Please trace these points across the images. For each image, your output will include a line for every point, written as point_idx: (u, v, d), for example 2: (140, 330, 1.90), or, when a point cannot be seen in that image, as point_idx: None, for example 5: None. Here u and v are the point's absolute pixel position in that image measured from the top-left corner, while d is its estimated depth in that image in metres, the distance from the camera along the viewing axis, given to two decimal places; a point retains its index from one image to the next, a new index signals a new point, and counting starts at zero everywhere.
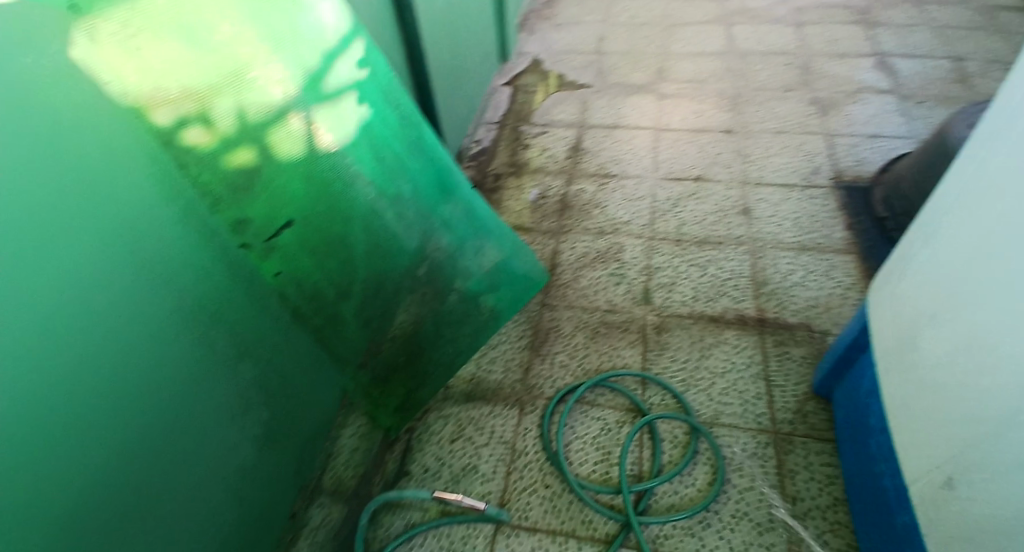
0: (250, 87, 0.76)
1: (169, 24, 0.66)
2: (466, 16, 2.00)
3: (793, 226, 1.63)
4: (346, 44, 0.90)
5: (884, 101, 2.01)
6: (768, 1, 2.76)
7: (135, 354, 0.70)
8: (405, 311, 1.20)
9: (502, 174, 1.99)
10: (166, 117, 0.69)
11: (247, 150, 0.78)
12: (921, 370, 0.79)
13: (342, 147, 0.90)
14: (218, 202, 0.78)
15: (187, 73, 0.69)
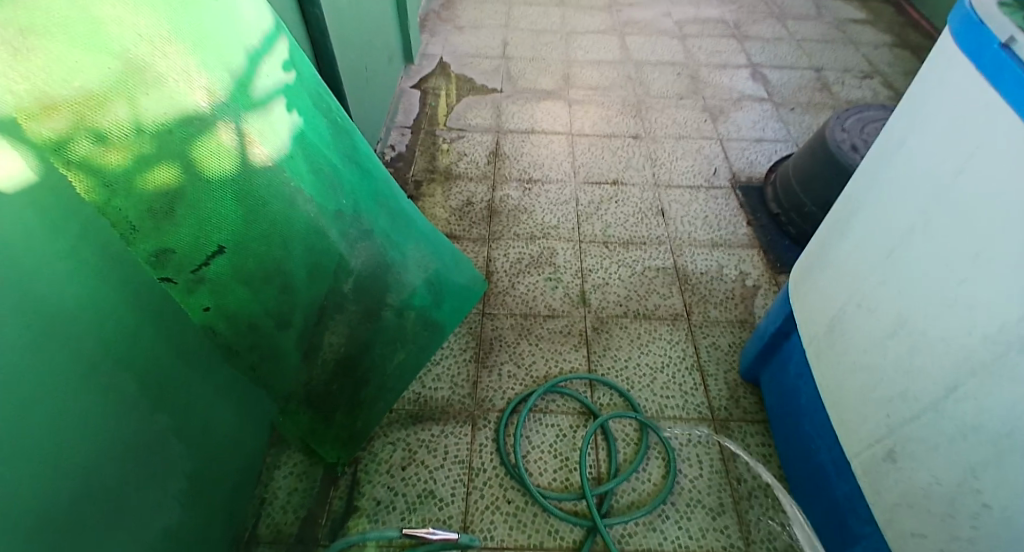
0: (167, 95, 0.62)
1: (70, 20, 0.52)
2: (369, 15, 1.88)
3: (704, 224, 1.78)
4: (272, 41, 0.77)
5: (762, 109, 2.27)
6: (654, 14, 2.98)
7: (21, 420, 0.57)
8: (333, 336, 1.02)
9: (422, 181, 1.90)
10: (68, 133, 0.55)
11: (167, 168, 0.65)
12: (854, 354, 0.90)
13: (277, 160, 0.77)
14: (133, 230, 0.66)
15: (93, 79, 0.55)
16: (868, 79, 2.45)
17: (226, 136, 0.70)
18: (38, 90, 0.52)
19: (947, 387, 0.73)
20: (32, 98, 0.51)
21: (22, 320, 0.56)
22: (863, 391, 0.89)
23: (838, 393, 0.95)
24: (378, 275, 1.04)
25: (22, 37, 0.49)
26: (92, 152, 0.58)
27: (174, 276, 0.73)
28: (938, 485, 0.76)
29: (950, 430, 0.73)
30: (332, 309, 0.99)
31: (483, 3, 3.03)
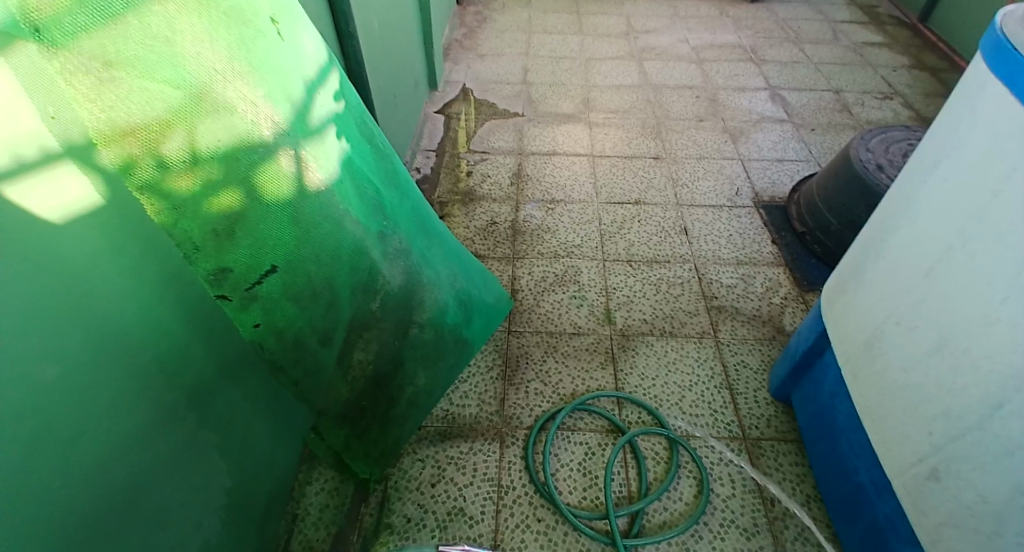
0: (233, 125, 0.65)
1: (148, 51, 0.56)
2: (396, 46, 1.96)
3: (728, 242, 1.78)
4: (325, 74, 0.81)
5: (783, 130, 2.28)
6: (670, 41, 3.05)
7: (77, 426, 0.59)
8: (364, 350, 1.01)
9: (447, 202, 1.94)
10: (139, 155, 0.59)
11: (230, 193, 0.67)
12: (896, 373, 0.88)
13: (330, 185, 0.79)
14: (196, 251, 0.67)
15: (167, 107, 0.59)
16: (888, 99, 2.46)
17: (285, 161, 0.72)
18: (116, 116, 0.56)
19: (991, 405, 0.72)
20: (108, 124, 0.56)
21: (85, 325, 0.60)
22: (905, 411, 0.87)
23: (879, 411, 0.93)
24: (415, 294, 1.06)
25: (105, 67, 0.53)
26: (163, 174, 0.61)
27: (230, 294, 0.72)
28: (987, 504, 0.74)
29: (996, 449, 0.72)
30: (371, 328, 1.00)
31: (503, 32, 3.13)
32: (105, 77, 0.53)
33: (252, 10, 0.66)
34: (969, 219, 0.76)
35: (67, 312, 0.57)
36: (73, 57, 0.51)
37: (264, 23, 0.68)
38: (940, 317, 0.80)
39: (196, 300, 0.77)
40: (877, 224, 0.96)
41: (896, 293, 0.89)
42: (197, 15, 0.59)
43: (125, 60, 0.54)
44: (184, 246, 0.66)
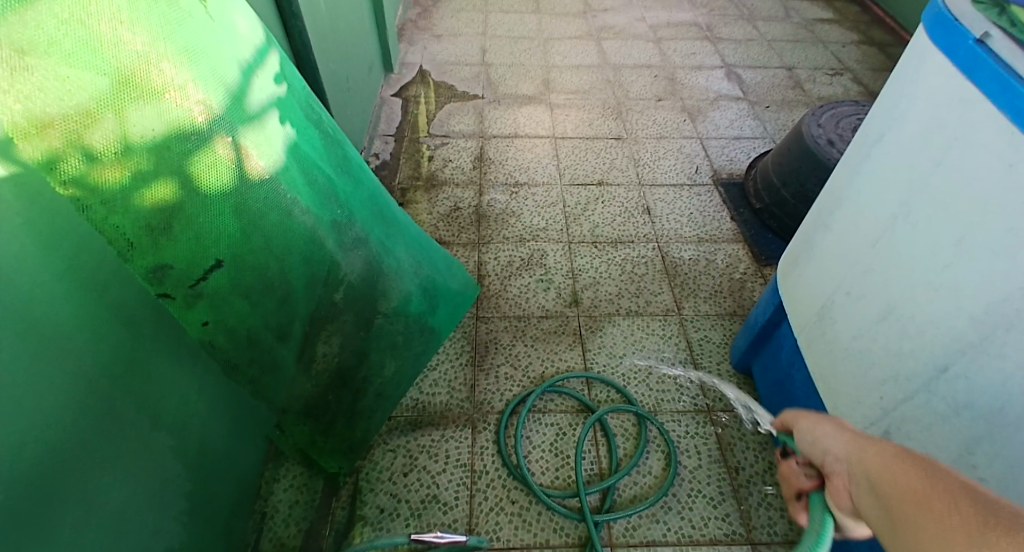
0: (162, 111, 0.61)
1: (64, 36, 0.51)
2: (347, 26, 1.88)
3: (689, 221, 1.81)
4: (264, 55, 0.76)
5: (739, 108, 2.32)
6: (627, 19, 3.04)
7: (16, 443, 0.55)
8: (327, 343, 0.99)
9: (409, 189, 1.90)
10: (61, 149, 0.54)
11: (165, 185, 0.63)
12: (845, 340, 0.92)
13: (275, 174, 0.76)
14: (130, 248, 0.64)
15: (90, 95, 0.55)
16: (838, 75, 2.54)
17: (223, 149, 0.68)
18: (33, 108, 0.51)
19: (938, 366, 0.76)
20: (26, 117, 0.51)
21: (18, 336, 0.55)
22: (854, 374, 0.91)
23: (831, 377, 0.97)
24: (377, 282, 1.03)
25: (19, 55, 0.49)
26: (91, 168, 0.57)
27: (173, 293, 0.69)
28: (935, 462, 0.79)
29: (944, 406, 0.76)
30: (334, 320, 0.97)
31: (459, 12, 3.05)
32: (20, 67, 0.49)
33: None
34: (908, 189, 0.79)
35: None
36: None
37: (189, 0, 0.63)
38: (886, 285, 0.84)
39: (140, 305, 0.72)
40: (826, 197, 0.99)
41: (842, 263, 0.92)
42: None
43: (39, 47, 0.50)
44: (116, 243, 0.62)
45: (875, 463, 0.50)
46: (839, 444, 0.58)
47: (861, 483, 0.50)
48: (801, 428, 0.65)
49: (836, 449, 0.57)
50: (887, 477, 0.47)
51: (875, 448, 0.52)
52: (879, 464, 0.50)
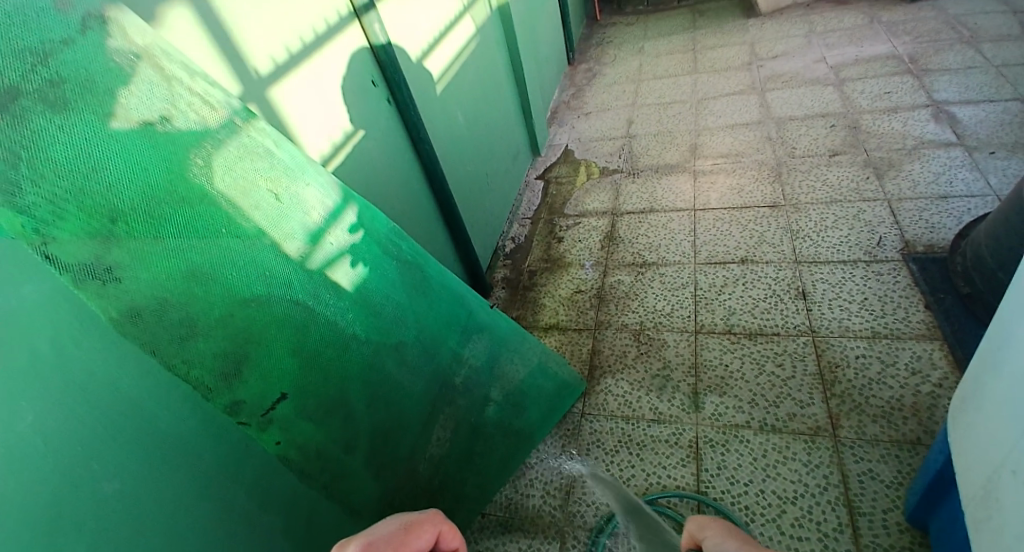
0: (225, 285, 0.74)
1: (147, 247, 0.67)
2: (488, 127, 2.08)
3: (861, 308, 1.46)
4: (337, 214, 0.89)
5: (950, 156, 1.83)
6: (802, 63, 2.70)
7: (129, 536, 0.67)
8: (442, 429, 1.12)
9: (537, 271, 1.95)
10: (146, 329, 0.67)
11: (229, 341, 0.75)
12: (1007, 535, 0.63)
13: (330, 316, 0.87)
14: (209, 392, 0.73)
15: (164, 287, 0.69)
16: None
17: (280, 305, 0.81)
18: (121, 302, 0.64)
19: None
20: (117, 307, 0.64)
21: (143, 455, 0.69)
22: None
23: None
24: (450, 383, 1.11)
25: (108, 270, 0.63)
26: (174, 339, 0.69)
27: (249, 421, 0.78)
28: None
29: None
30: (442, 413, 1.11)
31: (612, 86, 3.12)
32: (109, 278, 0.63)
33: (247, 190, 0.78)
34: None
35: (124, 440, 0.66)
36: (76, 268, 0.61)
37: (258, 196, 0.79)
38: None
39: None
40: (1003, 330, 0.72)
41: (1006, 423, 0.66)
42: (188, 209, 0.71)
43: (124, 261, 0.65)
44: (199, 388, 0.72)
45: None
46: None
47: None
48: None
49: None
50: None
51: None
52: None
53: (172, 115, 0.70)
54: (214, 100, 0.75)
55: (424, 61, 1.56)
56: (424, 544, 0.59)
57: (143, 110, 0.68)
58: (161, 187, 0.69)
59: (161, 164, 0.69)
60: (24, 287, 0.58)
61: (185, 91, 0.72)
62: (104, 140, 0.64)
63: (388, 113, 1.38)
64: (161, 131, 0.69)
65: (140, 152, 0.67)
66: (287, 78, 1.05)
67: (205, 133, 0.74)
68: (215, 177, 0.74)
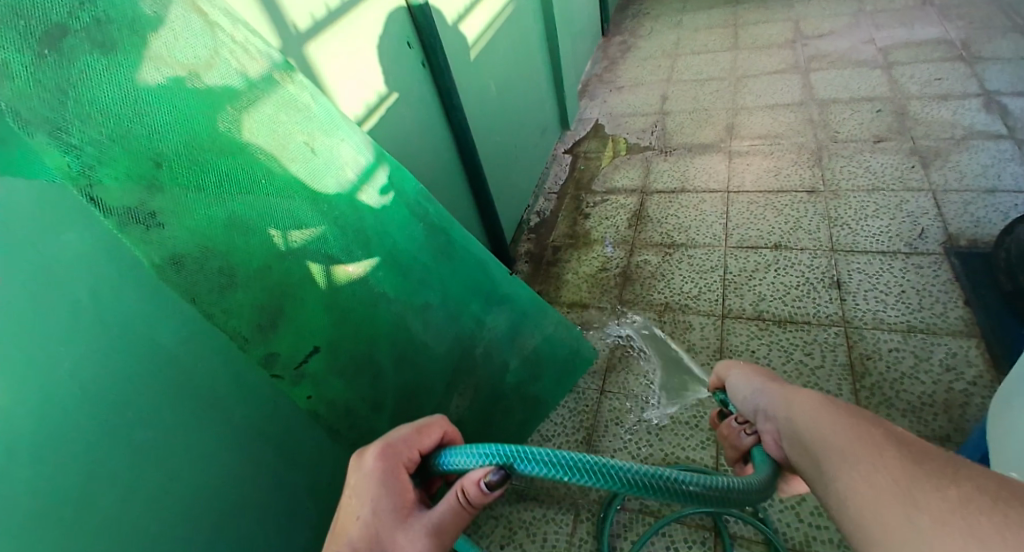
0: (263, 237, 0.74)
1: (187, 195, 0.67)
2: (520, 98, 2.03)
3: (897, 301, 1.41)
4: (370, 173, 0.88)
5: (1003, 147, 1.74)
6: (850, 43, 2.57)
7: (155, 483, 0.68)
8: (461, 397, 1.10)
9: (561, 247, 1.93)
10: (186, 278, 0.67)
11: (267, 294, 0.75)
12: None
13: (362, 276, 0.87)
14: (246, 341, 0.73)
15: (204, 234, 0.69)
16: None
17: (315, 261, 0.81)
18: (163, 247, 0.64)
19: None
20: (158, 253, 0.64)
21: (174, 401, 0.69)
22: None
23: None
24: (477, 351, 1.10)
25: (151, 214, 0.64)
26: (213, 288, 0.69)
27: (282, 375, 0.78)
28: None
29: None
30: (466, 382, 1.10)
31: (646, 60, 3.01)
32: (152, 223, 0.64)
33: (285, 143, 0.77)
34: None
35: (156, 382, 0.66)
36: (119, 213, 0.61)
37: (294, 149, 0.78)
38: None
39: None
40: None
41: None
42: (228, 159, 0.71)
43: (167, 207, 0.65)
44: (236, 338, 0.72)
45: (796, 405, 0.61)
46: (768, 401, 0.67)
47: (785, 429, 0.61)
48: (734, 387, 0.76)
49: (765, 406, 0.67)
50: (814, 419, 0.57)
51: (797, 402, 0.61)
52: (801, 412, 0.60)
53: (213, 62, 0.69)
54: (254, 49, 0.74)
55: (460, 23, 1.52)
56: (433, 441, 0.72)
57: (185, 55, 0.67)
58: (202, 136, 0.69)
59: (200, 112, 0.68)
60: (64, 233, 0.57)
61: (227, 38, 0.71)
62: (146, 85, 0.64)
63: (423, 77, 1.35)
64: (202, 78, 0.68)
65: (182, 100, 0.67)
66: (325, 35, 1.02)
67: (244, 83, 0.73)
68: (254, 129, 0.74)
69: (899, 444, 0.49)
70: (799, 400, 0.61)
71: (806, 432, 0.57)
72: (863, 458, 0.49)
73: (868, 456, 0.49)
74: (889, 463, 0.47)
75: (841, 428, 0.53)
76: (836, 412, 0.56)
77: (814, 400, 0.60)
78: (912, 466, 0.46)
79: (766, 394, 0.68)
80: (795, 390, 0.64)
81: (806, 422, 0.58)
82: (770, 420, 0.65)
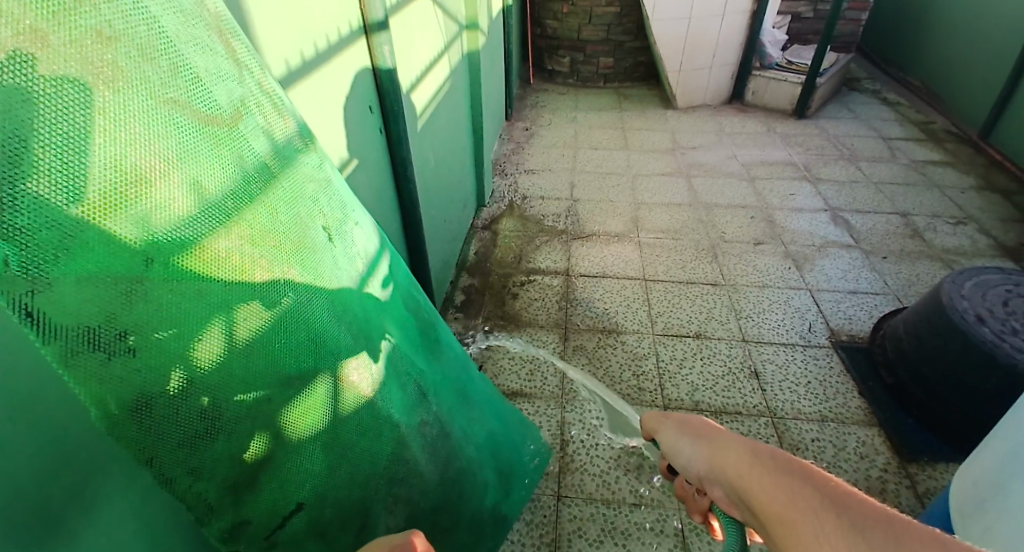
0: (266, 354, 0.53)
1: (178, 301, 0.45)
2: (450, 172, 1.95)
3: (807, 391, 1.58)
4: (375, 262, 0.74)
5: (852, 257, 2.15)
6: (718, 157, 3.03)
7: None
8: (409, 511, 0.79)
9: (492, 328, 1.83)
10: (144, 427, 0.43)
11: (259, 439, 0.53)
12: None
13: (371, 392, 0.68)
14: (211, 512, 0.51)
15: (186, 366, 0.46)
16: (961, 225, 2.33)
17: (324, 382, 0.61)
18: (128, 389, 0.42)
19: None
20: (120, 398, 0.41)
21: None
22: None
23: None
24: (416, 450, 0.78)
25: (121, 337, 0.41)
26: (186, 440, 0.46)
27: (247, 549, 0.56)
28: None
29: None
30: (445, 528, 0.88)
31: (550, 148, 3.20)
32: (120, 350, 0.41)
33: (304, 224, 0.59)
34: None
35: None
36: (71, 335, 0.38)
37: (314, 234, 0.61)
38: None
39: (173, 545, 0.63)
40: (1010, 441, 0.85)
41: None
42: (242, 250, 0.51)
43: (145, 324, 0.42)
44: (197, 510, 0.49)
45: (732, 466, 0.54)
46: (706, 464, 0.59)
47: (733, 493, 0.54)
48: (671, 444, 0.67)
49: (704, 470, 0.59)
50: (748, 482, 0.50)
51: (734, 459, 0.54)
52: (741, 470, 0.52)
53: (241, 117, 0.52)
54: (280, 105, 0.59)
55: (411, 92, 1.42)
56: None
57: (207, 101, 0.49)
58: (222, 211, 0.49)
59: (218, 182, 0.49)
60: None
61: (255, 87, 0.55)
62: (83, 122, 0.38)
63: (378, 142, 1.20)
64: (225, 132, 0.50)
65: (202, 159, 0.47)
66: (298, 87, 0.85)
67: (271, 147, 0.56)
68: (273, 204, 0.55)
69: (836, 505, 0.41)
70: (732, 457, 0.55)
71: (751, 494, 0.50)
72: (802, 533, 0.41)
73: (806, 527, 0.41)
74: (830, 537, 0.39)
75: (781, 493, 0.46)
76: (765, 473, 0.49)
77: (744, 457, 0.53)
78: (854, 536, 0.38)
79: (702, 459, 0.60)
80: (723, 444, 0.58)
81: (746, 483, 0.50)
82: (714, 483, 0.58)
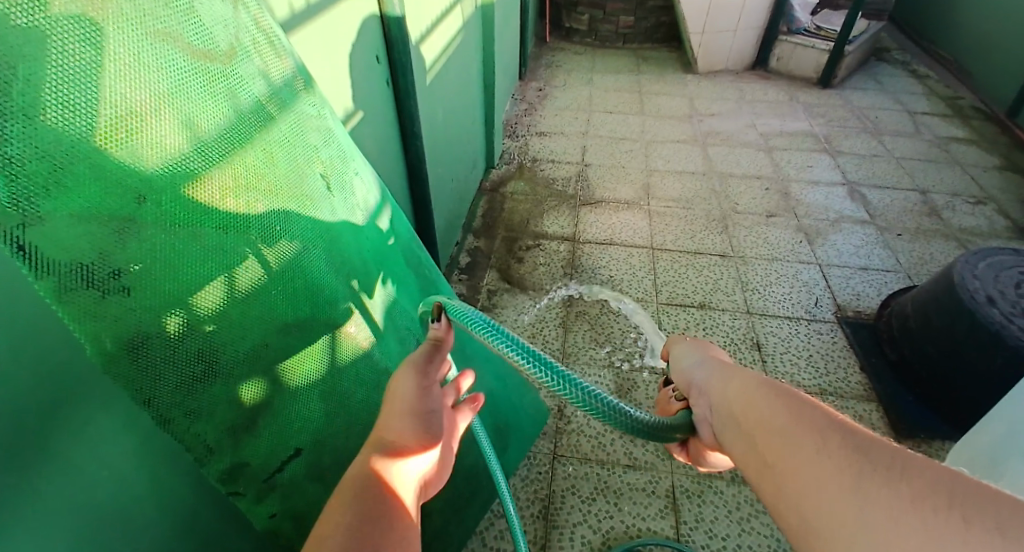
0: (262, 299, 0.54)
1: (172, 243, 0.45)
2: (459, 131, 1.91)
3: (807, 365, 1.58)
4: (376, 215, 0.74)
5: (865, 233, 2.10)
6: (736, 126, 2.94)
7: None
8: None
9: (496, 291, 1.83)
10: (139, 366, 0.44)
11: (256, 383, 0.54)
12: None
13: (368, 344, 0.69)
14: (210, 453, 0.51)
15: (184, 309, 0.46)
16: (981, 204, 2.27)
17: (321, 331, 0.61)
18: (124, 328, 0.42)
19: None
20: (115, 335, 0.41)
21: None
22: None
23: None
24: None
25: (115, 275, 0.41)
26: (182, 382, 0.47)
27: (246, 489, 0.57)
28: None
29: None
30: None
31: (563, 110, 3.12)
32: (114, 289, 0.41)
33: (302, 171, 0.59)
34: None
35: None
36: (65, 271, 0.38)
37: (312, 181, 0.60)
38: None
39: (173, 482, 0.65)
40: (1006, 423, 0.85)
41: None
42: (237, 193, 0.50)
43: (139, 264, 0.43)
44: (196, 451, 0.50)
45: (732, 385, 0.54)
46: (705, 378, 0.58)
47: (721, 408, 0.54)
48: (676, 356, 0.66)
49: (699, 383, 0.59)
50: (747, 400, 0.50)
51: (736, 379, 0.54)
52: (737, 392, 0.52)
53: (236, 56, 0.51)
54: (278, 46, 0.57)
55: (420, 44, 1.37)
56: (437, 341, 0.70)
57: (200, 36, 0.47)
58: (215, 152, 0.48)
59: (212, 121, 0.48)
60: None
61: (252, 25, 0.53)
62: (73, 53, 0.38)
63: (383, 94, 1.17)
64: (219, 71, 0.49)
65: (194, 97, 0.46)
66: (302, 32, 0.83)
67: (268, 89, 0.55)
68: (270, 150, 0.55)
69: (844, 433, 0.41)
70: (731, 377, 0.54)
71: (744, 411, 0.50)
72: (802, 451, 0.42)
73: (805, 447, 0.42)
74: (832, 456, 0.40)
75: (784, 412, 0.46)
76: (771, 395, 0.48)
77: (750, 381, 0.52)
78: (859, 457, 0.39)
79: (703, 376, 0.59)
80: (730, 368, 0.57)
81: (741, 401, 0.51)
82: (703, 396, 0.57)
